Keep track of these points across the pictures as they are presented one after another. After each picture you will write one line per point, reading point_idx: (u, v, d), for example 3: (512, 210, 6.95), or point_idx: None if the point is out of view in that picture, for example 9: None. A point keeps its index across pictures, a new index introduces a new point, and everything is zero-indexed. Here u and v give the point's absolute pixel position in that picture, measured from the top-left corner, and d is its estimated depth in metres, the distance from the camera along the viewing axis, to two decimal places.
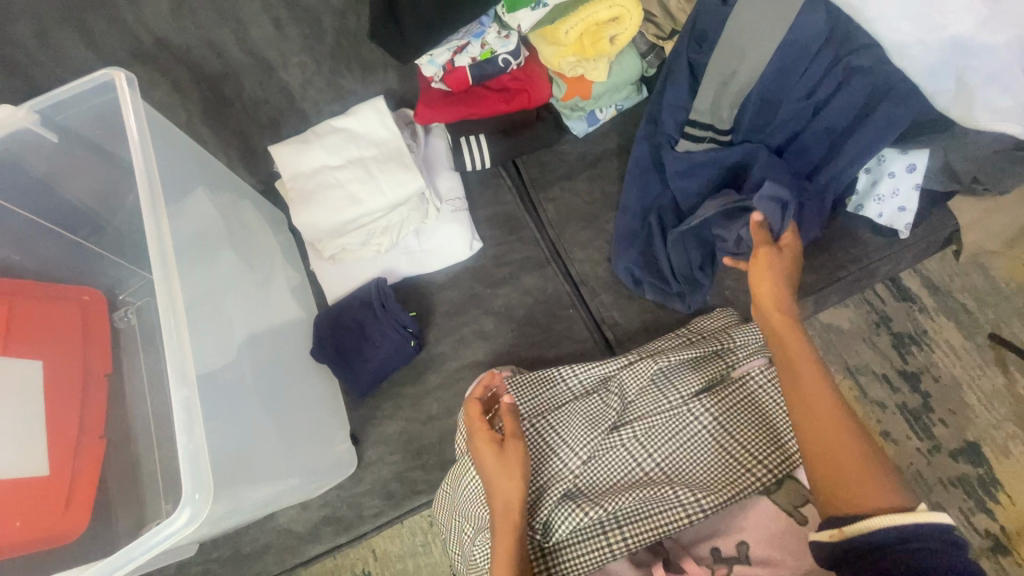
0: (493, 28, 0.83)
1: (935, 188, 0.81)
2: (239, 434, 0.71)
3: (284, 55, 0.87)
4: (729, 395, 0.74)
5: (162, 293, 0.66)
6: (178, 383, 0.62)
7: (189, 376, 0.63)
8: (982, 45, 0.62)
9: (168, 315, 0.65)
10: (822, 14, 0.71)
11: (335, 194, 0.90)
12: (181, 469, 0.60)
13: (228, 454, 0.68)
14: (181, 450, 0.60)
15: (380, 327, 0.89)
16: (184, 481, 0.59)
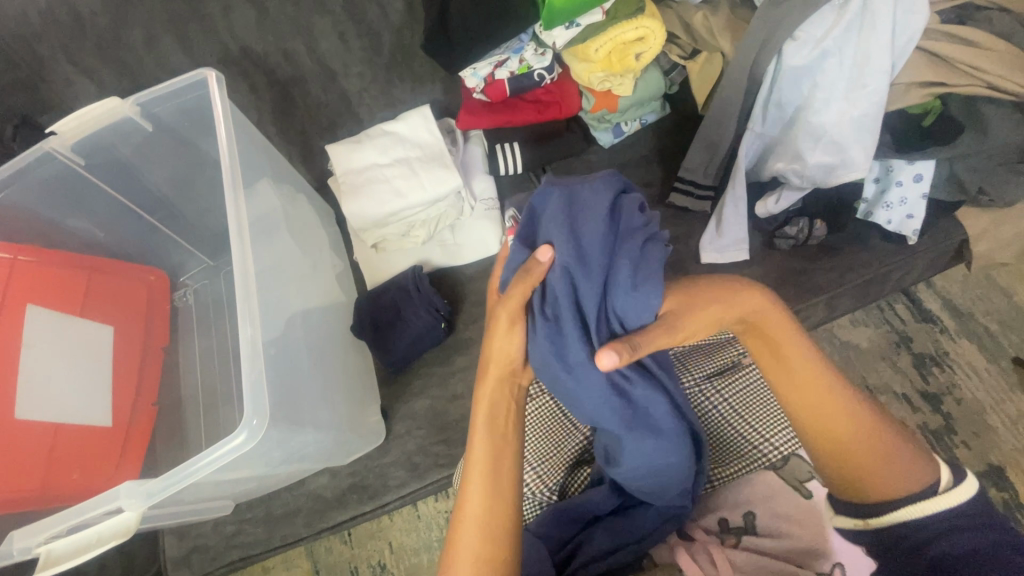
0: (531, 45, 0.94)
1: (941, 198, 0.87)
2: (289, 385, 0.80)
3: (346, 65, 1.00)
4: (739, 379, 0.78)
5: (237, 253, 0.76)
6: (245, 325, 0.72)
7: (255, 320, 0.73)
8: (810, 134, 0.82)
9: (241, 272, 0.74)
10: (831, 15, 0.77)
11: (383, 188, 1.00)
12: (245, 397, 0.69)
13: (281, 399, 0.76)
14: (247, 379, 0.69)
15: (414, 308, 0.97)
16: (246, 399, 0.69)
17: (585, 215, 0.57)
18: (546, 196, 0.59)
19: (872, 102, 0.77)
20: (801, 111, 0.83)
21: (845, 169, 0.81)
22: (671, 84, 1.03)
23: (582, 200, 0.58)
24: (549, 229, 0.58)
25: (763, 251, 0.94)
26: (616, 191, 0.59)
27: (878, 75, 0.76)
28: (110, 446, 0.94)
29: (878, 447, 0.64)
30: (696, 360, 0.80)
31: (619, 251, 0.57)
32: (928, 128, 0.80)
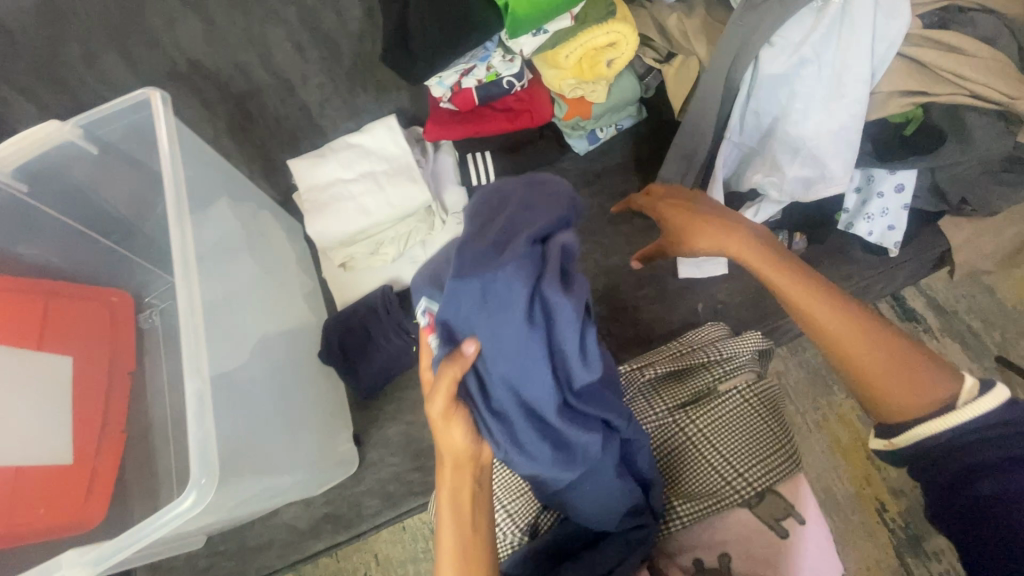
0: (499, 52, 0.89)
1: (923, 208, 0.84)
2: (245, 425, 0.76)
3: (305, 76, 0.94)
4: (713, 406, 0.76)
5: (184, 293, 0.72)
6: (192, 375, 0.68)
7: (203, 369, 0.69)
8: (789, 145, 0.79)
9: (188, 315, 0.70)
10: (808, 20, 0.73)
11: (348, 206, 0.96)
12: (190, 453, 0.66)
13: (233, 443, 0.73)
14: (192, 436, 0.66)
15: (384, 331, 0.94)
16: (190, 456, 0.65)
17: (497, 310, 0.55)
18: (459, 290, 0.55)
19: (852, 113, 0.73)
20: (778, 120, 0.79)
21: (828, 184, 0.78)
22: (647, 88, 0.99)
23: (493, 293, 0.54)
24: (467, 324, 0.57)
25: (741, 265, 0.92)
26: (531, 275, 0.54)
27: (858, 84, 0.72)
28: (75, 476, 0.91)
29: (896, 365, 0.67)
30: (669, 388, 0.79)
31: (536, 343, 0.55)
32: (911, 138, 0.77)
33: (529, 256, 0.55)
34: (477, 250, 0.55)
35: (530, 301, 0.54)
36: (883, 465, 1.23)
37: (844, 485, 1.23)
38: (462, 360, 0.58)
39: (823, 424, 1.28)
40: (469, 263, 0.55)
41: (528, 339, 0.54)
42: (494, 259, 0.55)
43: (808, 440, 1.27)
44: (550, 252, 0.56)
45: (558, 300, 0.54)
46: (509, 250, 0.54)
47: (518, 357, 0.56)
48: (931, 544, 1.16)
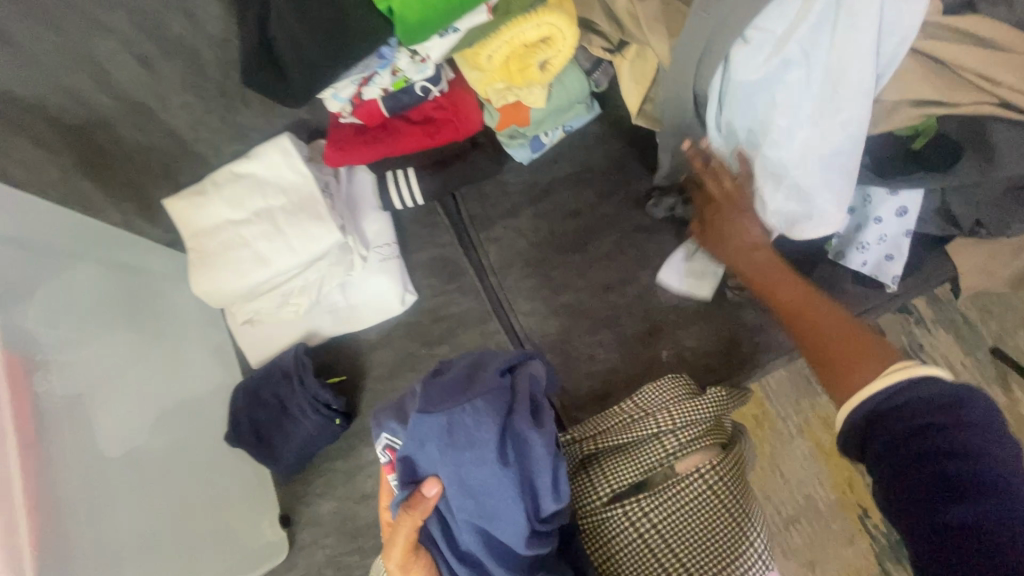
0: (402, 54, 0.69)
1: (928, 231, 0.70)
2: (123, 529, 0.70)
3: (163, 95, 0.74)
4: (666, 494, 0.70)
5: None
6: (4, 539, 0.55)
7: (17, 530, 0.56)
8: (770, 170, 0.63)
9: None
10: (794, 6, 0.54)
11: (240, 255, 0.79)
12: None
13: (104, 551, 0.67)
14: None
15: (299, 403, 0.80)
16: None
17: (467, 449, 0.59)
18: (427, 426, 0.60)
19: (853, 127, 0.56)
20: (757, 135, 0.62)
21: (814, 221, 0.64)
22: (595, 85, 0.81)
23: (462, 429, 0.59)
24: (435, 466, 0.61)
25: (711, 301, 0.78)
26: (501, 409, 0.60)
27: (857, 98, 0.55)
28: None
29: (861, 348, 0.61)
30: (616, 466, 0.71)
31: (506, 479, 0.59)
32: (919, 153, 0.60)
33: (497, 391, 0.62)
34: (448, 387, 0.62)
35: (500, 438, 0.59)
36: None
37: (826, 493, 1.16)
38: (423, 502, 0.61)
39: (806, 428, 1.19)
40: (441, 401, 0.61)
41: (496, 474, 0.59)
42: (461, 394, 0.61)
43: (790, 447, 1.19)
44: (518, 386, 0.63)
45: (526, 433, 0.60)
46: (478, 385, 0.62)
47: (483, 494, 0.59)
48: None
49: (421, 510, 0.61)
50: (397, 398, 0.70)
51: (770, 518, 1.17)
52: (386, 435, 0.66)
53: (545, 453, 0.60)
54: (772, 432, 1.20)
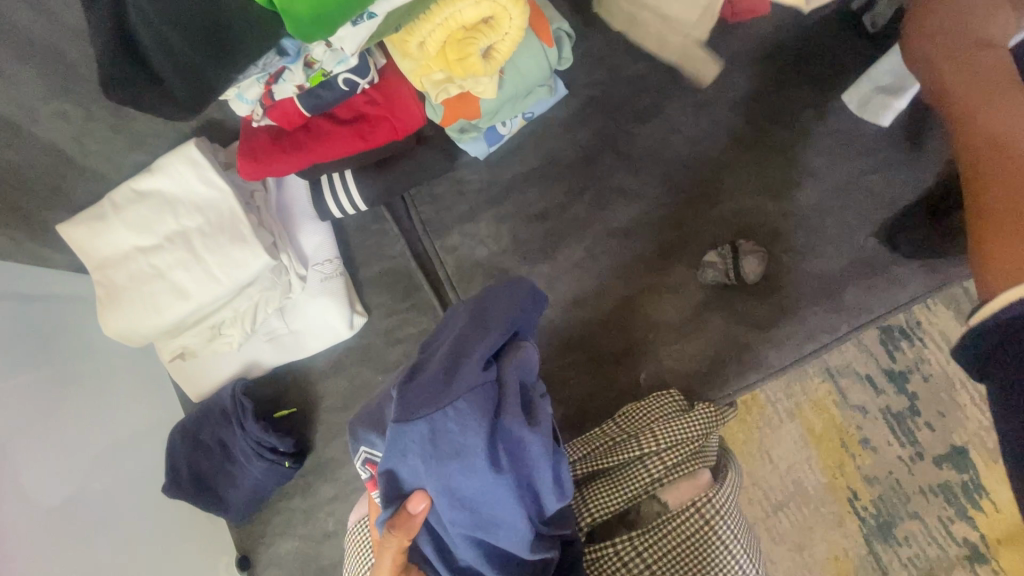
0: (318, 44, 0.55)
1: None
2: None
3: (29, 105, 0.61)
4: (660, 527, 0.61)
5: None
6: None
7: None
8: None
9: None
10: None
11: (155, 288, 0.68)
12: None
13: None
14: None
15: (242, 446, 0.72)
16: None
17: (454, 460, 0.50)
18: (405, 435, 0.51)
19: None
20: None
21: None
22: (559, 59, 0.67)
23: (446, 438, 0.50)
24: (420, 479, 0.52)
25: (694, 314, 0.70)
26: (490, 409, 0.51)
27: None
28: None
29: None
30: (599, 494, 0.63)
31: (503, 487, 0.51)
32: None
33: (485, 386, 0.52)
34: (426, 384, 0.52)
35: (491, 444, 0.50)
36: (858, 453, 1.12)
37: (815, 476, 1.13)
38: (408, 521, 0.54)
39: (796, 413, 1.15)
40: (420, 404, 0.51)
41: (490, 484, 0.50)
42: (441, 393, 0.51)
43: (779, 432, 1.15)
44: (507, 377, 0.53)
45: (521, 433, 0.51)
46: (460, 381, 0.51)
47: (478, 504, 0.51)
48: (902, 529, 1.09)
49: (410, 525, 0.54)
50: (371, 397, 0.60)
51: (758, 504, 1.14)
52: (363, 447, 0.59)
53: (545, 450, 0.52)
54: (761, 417, 1.16)
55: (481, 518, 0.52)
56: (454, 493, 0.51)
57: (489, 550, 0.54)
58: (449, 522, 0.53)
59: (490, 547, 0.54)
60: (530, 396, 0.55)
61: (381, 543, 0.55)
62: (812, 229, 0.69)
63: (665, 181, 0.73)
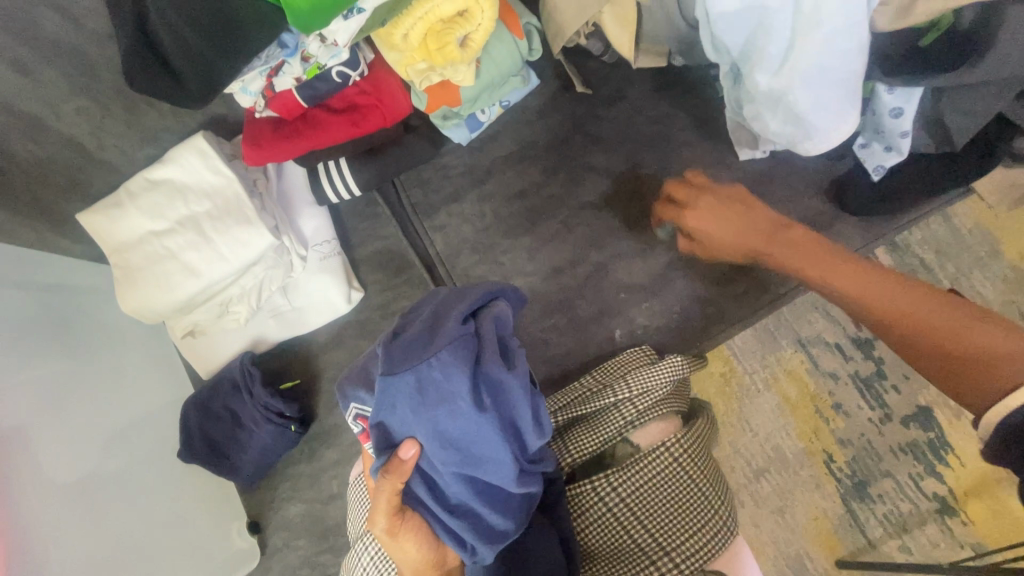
0: (312, 39, 0.62)
1: (924, 150, 0.66)
2: (97, 543, 0.70)
3: (53, 103, 0.67)
4: (632, 468, 0.66)
5: None
6: None
7: None
8: (773, 91, 0.58)
9: None
10: None
11: (168, 268, 0.74)
12: None
13: None
14: None
15: (251, 413, 0.78)
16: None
17: (440, 405, 0.53)
18: (393, 385, 0.53)
19: (838, 47, 0.53)
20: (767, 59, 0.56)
21: (816, 138, 0.62)
22: (530, 51, 0.75)
23: (431, 386, 0.52)
24: (409, 426, 0.54)
25: (661, 275, 0.77)
26: (471, 356, 0.53)
27: (845, 17, 0.51)
28: None
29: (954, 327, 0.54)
30: (578, 439, 0.69)
31: (489, 428, 0.53)
32: (927, 52, 0.56)
33: (464, 337, 0.54)
34: (410, 340, 0.54)
35: (475, 388, 0.53)
36: (831, 418, 1.19)
37: (792, 442, 1.19)
38: (401, 466, 0.55)
39: (772, 382, 1.21)
40: (405, 358, 0.53)
41: (476, 423, 0.53)
42: (425, 346, 0.53)
43: (758, 401, 1.21)
44: (485, 328, 0.56)
45: (502, 376, 0.53)
46: (442, 334, 0.54)
47: (465, 444, 0.54)
48: (877, 487, 1.16)
49: (400, 470, 0.55)
50: (358, 359, 0.62)
51: (740, 471, 1.20)
52: (353, 405, 0.60)
53: (526, 391, 0.54)
54: (739, 388, 1.22)
55: (470, 457, 0.54)
56: (442, 437, 0.53)
57: (480, 493, 0.56)
58: (440, 466, 0.55)
59: (479, 491, 0.56)
60: (508, 344, 0.57)
61: (376, 485, 0.57)
62: (763, 195, 0.76)
63: (630, 159, 0.80)
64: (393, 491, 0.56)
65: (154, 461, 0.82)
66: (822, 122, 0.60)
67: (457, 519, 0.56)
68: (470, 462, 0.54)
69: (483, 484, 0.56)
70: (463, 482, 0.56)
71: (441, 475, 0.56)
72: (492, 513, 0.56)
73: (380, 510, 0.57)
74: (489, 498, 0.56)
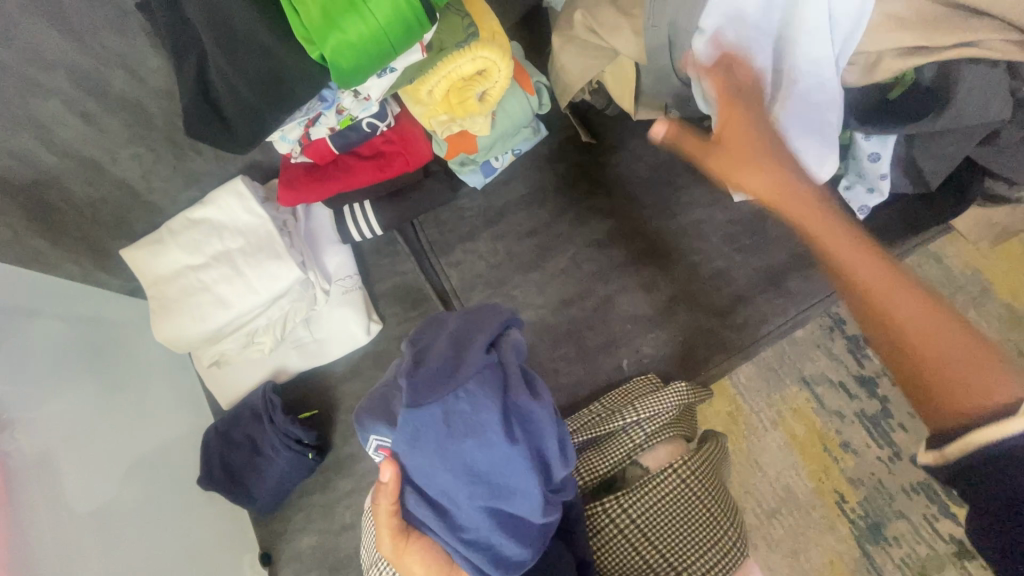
0: (347, 94, 0.70)
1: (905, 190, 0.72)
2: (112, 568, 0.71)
3: (112, 150, 0.75)
4: (642, 489, 0.69)
5: None
6: None
7: None
8: None
9: None
10: None
11: (201, 299, 0.79)
12: None
13: None
14: None
15: (272, 441, 0.80)
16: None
17: (467, 433, 0.55)
18: (419, 416, 0.55)
19: (812, 92, 0.61)
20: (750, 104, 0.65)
21: (800, 176, 0.67)
22: (539, 104, 0.83)
23: (460, 416, 0.55)
24: (435, 458, 0.55)
25: (665, 308, 0.81)
26: (497, 385, 0.56)
27: (815, 66, 0.59)
28: None
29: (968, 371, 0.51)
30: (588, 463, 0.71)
31: (515, 457, 0.55)
32: (895, 104, 0.63)
33: (490, 367, 0.57)
34: (435, 370, 0.57)
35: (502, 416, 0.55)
36: (841, 457, 1.19)
37: (803, 482, 1.19)
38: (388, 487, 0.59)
39: (779, 421, 1.22)
40: (434, 389, 0.56)
41: (501, 449, 0.55)
42: (452, 377, 0.56)
43: (765, 440, 1.22)
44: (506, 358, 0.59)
45: (529, 406, 0.56)
46: (468, 364, 0.57)
47: (490, 471, 0.55)
48: (892, 529, 1.14)
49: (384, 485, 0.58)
50: (374, 394, 0.62)
51: (752, 512, 1.19)
52: (372, 437, 0.60)
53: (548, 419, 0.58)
54: (746, 427, 1.23)
55: (493, 483, 0.56)
56: (465, 462, 0.55)
57: (499, 520, 0.57)
58: (461, 494, 0.56)
59: (499, 518, 0.57)
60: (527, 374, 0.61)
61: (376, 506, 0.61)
62: (759, 233, 0.82)
63: (633, 200, 0.86)
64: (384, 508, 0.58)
65: (170, 494, 0.84)
66: (804, 162, 0.65)
67: (475, 550, 0.57)
68: (492, 488, 0.56)
69: (505, 514, 0.57)
70: (483, 512, 0.56)
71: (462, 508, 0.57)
72: (511, 542, 0.57)
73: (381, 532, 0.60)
74: (510, 526, 0.57)
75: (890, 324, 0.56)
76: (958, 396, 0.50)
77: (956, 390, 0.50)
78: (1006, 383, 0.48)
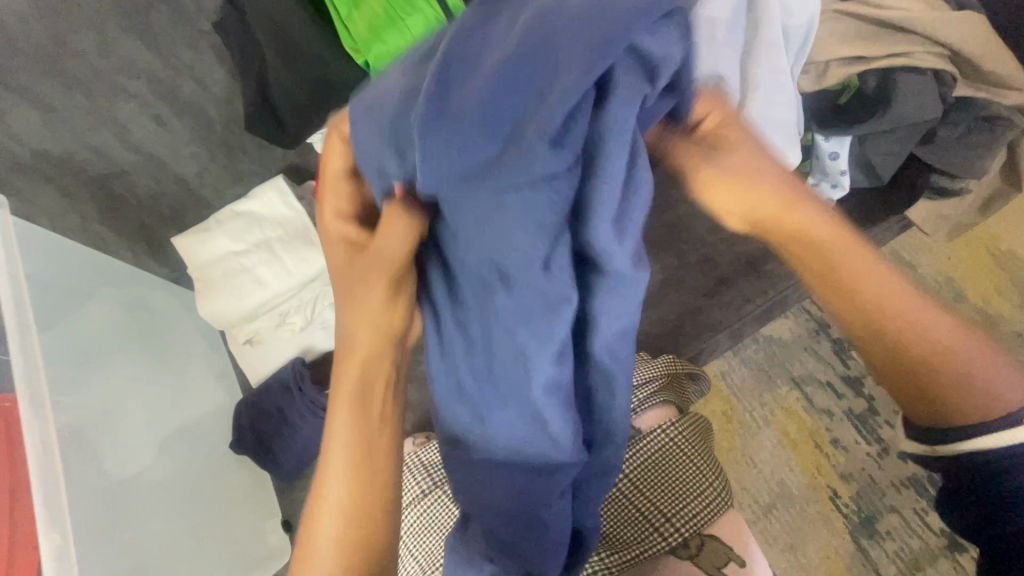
0: None
1: (862, 184, 0.83)
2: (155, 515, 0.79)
3: (174, 148, 0.87)
4: (635, 449, 0.76)
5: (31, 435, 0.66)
6: (47, 527, 0.65)
7: (60, 519, 0.66)
8: None
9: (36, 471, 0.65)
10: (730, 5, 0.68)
11: (242, 281, 0.89)
12: None
13: (134, 551, 0.74)
14: None
15: (299, 412, 0.88)
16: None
17: (516, 231, 0.37)
18: (445, 165, 0.35)
19: (777, 100, 0.71)
20: None
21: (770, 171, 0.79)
22: None
23: (522, 189, 0.35)
24: (461, 233, 0.40)
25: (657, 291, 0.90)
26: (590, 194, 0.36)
27: (776, 77, 0.70)
28: None
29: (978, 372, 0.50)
30: None
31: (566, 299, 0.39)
32: (844, 108, 0.75)
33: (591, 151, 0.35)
34: (511, 94, 0.33)
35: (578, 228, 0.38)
36: (831, 452, 1.24)
37: (796, 477, 1.24)
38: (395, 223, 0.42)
39: (771, 419, 1.28)
40: (486, 143, 0.34)
41: (552, 274, 0.38)
42: (529, 129, 0.33)
43: (759, 437, 1.27)
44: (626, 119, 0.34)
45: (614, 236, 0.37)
46: (575, 115, 0.33)
47: (525, 298, 0.40)
48: (883, 523, 1.19)
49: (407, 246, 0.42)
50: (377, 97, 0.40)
51: (747, 507, 1.23)
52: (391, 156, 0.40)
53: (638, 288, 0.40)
54: (741, 425, 1.28)
55: (529, 307, 0.40)
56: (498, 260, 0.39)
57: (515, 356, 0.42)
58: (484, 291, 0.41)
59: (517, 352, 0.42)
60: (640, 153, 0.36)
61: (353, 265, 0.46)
62: None
63: None
64: (381, 283, 0.44)
65: (199, 473, 0.89)
66: (773, 158, 0.77)
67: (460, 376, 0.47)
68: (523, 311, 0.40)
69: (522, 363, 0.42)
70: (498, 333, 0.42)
71: (462, 357, 0.46)
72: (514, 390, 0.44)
73: (357, 300, 0.45)
74: (517, 381, 0.44)
75: (907, 355, 0.50)
76: (965, 400, 0.49)
77: (963, 404, 0.49)
78: (996, 376, 0.49)
